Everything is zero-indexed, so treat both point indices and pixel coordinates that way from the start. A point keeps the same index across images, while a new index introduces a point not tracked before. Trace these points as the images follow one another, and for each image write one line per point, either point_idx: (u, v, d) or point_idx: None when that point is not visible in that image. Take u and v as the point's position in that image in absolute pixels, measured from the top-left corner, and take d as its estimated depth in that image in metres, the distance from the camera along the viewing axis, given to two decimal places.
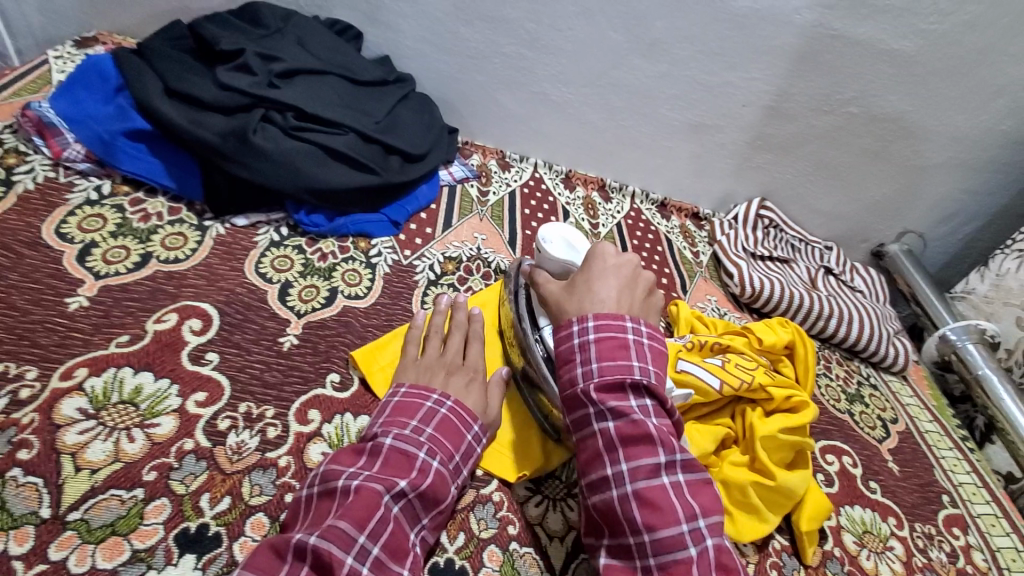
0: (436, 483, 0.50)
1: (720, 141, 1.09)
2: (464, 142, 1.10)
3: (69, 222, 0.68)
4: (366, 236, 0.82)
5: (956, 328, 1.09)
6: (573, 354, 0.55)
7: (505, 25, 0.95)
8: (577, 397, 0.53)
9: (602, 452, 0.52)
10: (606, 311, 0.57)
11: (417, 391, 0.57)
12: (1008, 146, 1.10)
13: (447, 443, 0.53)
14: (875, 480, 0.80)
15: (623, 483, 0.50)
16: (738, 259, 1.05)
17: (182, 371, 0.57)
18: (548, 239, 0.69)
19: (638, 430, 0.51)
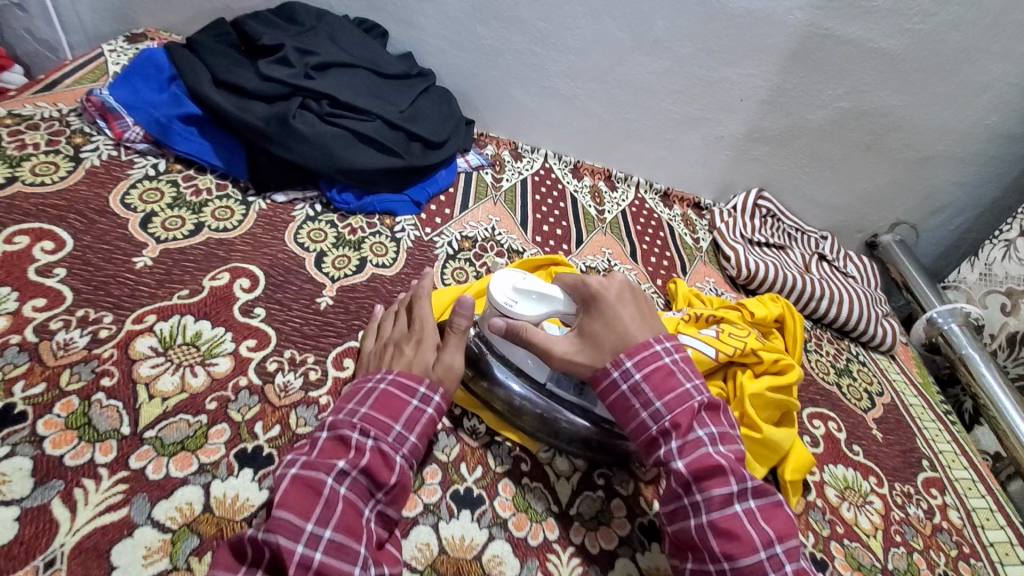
0: (376, 459, 0.53)
1: (719, 134, 1.16)
2: (480, 133, 1.18)
3: (131, 194, 0.76)
4: (391, 214, 0.90)
5: (942, 310, 1.15)
6: (629, 398, 0.58)
7: (519, 24, 1.03)
8: (650, 439, 0.57)
9: (680, 489, 0.54)
10: (637, 347, 0.59)
11: (364, 378, 0.60)
12: (993, 141, 1.16)
13: (384, 419, 0.55)
14: (858, 444, 0.86)
15: (699, 514, 0.53)
16: (735, 244, 1.12)
17: (235, 321, 0.65)
18: (513, 303, 0.62)
19: (712, 465, 0.53)
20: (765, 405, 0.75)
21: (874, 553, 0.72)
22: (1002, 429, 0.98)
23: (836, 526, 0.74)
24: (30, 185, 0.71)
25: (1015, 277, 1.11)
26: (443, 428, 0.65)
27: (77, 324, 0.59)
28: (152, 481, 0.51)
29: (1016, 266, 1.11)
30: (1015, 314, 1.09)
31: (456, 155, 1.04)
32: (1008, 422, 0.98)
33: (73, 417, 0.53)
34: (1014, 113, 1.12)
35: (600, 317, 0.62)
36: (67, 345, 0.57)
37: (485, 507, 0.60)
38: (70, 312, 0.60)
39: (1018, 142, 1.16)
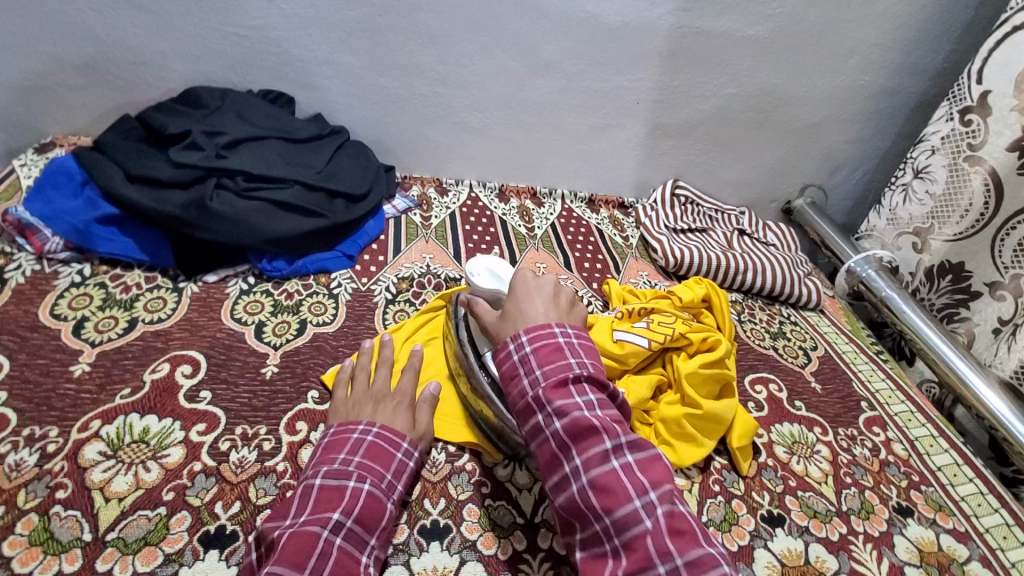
0: (373, 502, 0.56)
1: (626, 137, 1.24)
2: (404, 176, 1.22)
3: (60, 304, 0.77)
4: (325, 271, 0.93)
5: (858, 259, 1.25)
6: (517, 368, 0.60)
7: (418, 70, 1.09)
8: (529, 406, 0.58)
9: (559, 453, 0.55)
10: (535, 325, 0.63)
11: (346, 430, 0.62)
12: (871, 97, 1.27)
13: (375, 467, 0.59)
14: (801, 399, 0.93)
15: (551, 424, 0.55)
16: (661, 238, 1.19)
17: (182, 409, 0.67)
18: (476, 273, 0.87)
19: (584, 425, 0.54)
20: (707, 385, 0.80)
21: (826, 498, 0.78)
22: (932, 359, 1.06)
23: (789, 480, 0.79)
24: None
25: (918, 218, 1.20)
26: None
27: (25, 444, 0.60)
28: None
29: (917, 207, 1.21)
30: (928, 252, 1.18)
31: (381, 203, 1.08)
32: (936, 351, 1.05)
33: (34, 534, 0.53)
34: (883, 70, 1.22)
35: (514, 300, 0.69)
36: (18, 466, 0.58)
37: (454, 535, 0.62)
38: (16, 433, 0.61)
39: (893, 95, 1.27)
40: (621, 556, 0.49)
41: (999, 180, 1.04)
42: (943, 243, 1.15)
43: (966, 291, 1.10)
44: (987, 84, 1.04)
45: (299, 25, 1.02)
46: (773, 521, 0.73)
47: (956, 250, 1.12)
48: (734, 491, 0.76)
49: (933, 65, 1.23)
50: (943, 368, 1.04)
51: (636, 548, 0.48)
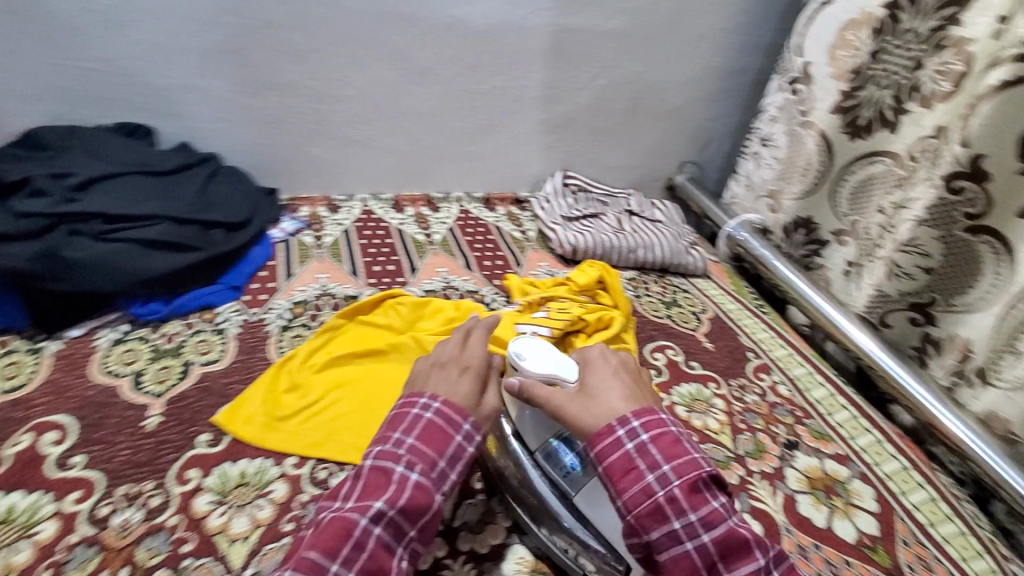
0: (689, 498, 0.53)
1: (577, 132, 1.33)
2: (395, 197, 1.27)
3: (111, 360, 0.76)
4: (351, 297, 0.96)
5: (733, 224, 1.29)
6: (636, 461, 0.55)
7: (371, 74, 1.12)
8: (658, 507, 0.53)
9: (702, 565, 0.52)
10: (641, 410, 0.59)
11: (601, 431, 0.58)
12: (725, 76, 1.35)
13: (677, 465, 0.54)
14: (751, 350, 1.04)
15: (697, 535, 0.52)
16: (615, 219, 1.29)
17: (421, 389, 0.62)
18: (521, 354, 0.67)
19: (736, 537, 0.52)
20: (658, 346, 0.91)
21: (824, 421, 0.91)
22: (801, 302, 1.12)
23: (795, 412, 0.92)
24: (5, 391, 0.70)
25: (769, 181, 1.26)
26: None
27: (126, 503, 0.61)
28: None
29: (768, 171, 1.27)
30: (780, 212, 1.24)
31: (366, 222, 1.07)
32: (805, 298, 1.11)
33: None
34: (728, 52, 1.31)
35: (595, 380, 0.64)
36: (126, 525, 0.59)
37: None
38: (114, 495, 0.61)
39: (743, 73, 1.36)
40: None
41: (829, 141, 1.12)
42: (792, 201, 1.20)
43: (817, 240, 1.16)
44: (808, 56, 1.15)
45: (248, 74, 1.05)
46: (792, 446, 0.85)
47: (804, 206, 1.18)
48: (756, 425, 0.88)
49: (767, 43, 1.32)
50: (812, 310, 1.09)
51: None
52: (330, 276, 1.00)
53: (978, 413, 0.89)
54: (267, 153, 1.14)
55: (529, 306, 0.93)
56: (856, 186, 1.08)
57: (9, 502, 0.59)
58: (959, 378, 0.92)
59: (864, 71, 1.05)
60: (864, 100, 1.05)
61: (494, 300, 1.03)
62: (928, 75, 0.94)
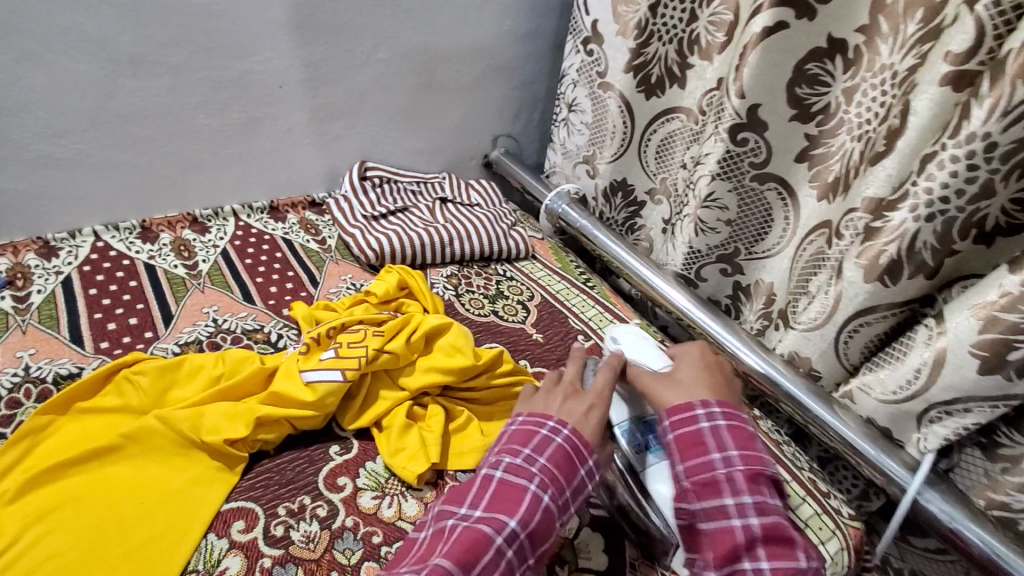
0: (746, 485, 0.58)
1: (367, 118, 1.15)
2: (142, 222, 1.00)
3: None
4: (69, 377, 0.73)
5: (552, 196, 1.22)
6: (701, 436, 0.61)
7: (54, 69, 0.83)
8: (715, 481, 0.58)
9: (744, 550, 0.55)
10: (724, 400, 0.64)
11: (684, 407, 0.64)
12: (521, 40, 1.23)
13: (743, 454, 0.60)
14: (581, 331, 0.98)
15: (745, 516, 0.56)
16: (427, 210, 1.16)
17: (539, 413, 0.62)
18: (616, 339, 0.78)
19: (780, 532, 0.56)
20: (468, 351, 0.75)
21: None
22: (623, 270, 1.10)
23: None
24: None
25: (582, 148, 1.17)
26: (272, 562, 0.58)
27: None
28: None
29: (579, 138, 1.16)
30: (597, 176, 1.16)
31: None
32: (626, 265, 1.08)
33: None
34: (519, 14, 1.19)
35: (685, 367, 0.69)
36: None
37: None
38: None
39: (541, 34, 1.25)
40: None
41: (628, 102, 1.04)
42: (607, 165, 1.13)
43: (634, 203, 1.13)
44: (593, 14, 1.03)
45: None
46: None
47: (618, 168, 1.11)
48: None
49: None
50: (636, 278, 1.07)
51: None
52: (38, 351, 0.75)
53: (783, 355, 0.90)
54: None
55: (317, 343, 0.76)
56: (659, 145, 1.04)
57: None
58: (767, 320, 0.94)
59: (648, 27, 0.96)
60: (653, 57, 0.99)
61: (282, 336, 0.85)
62: (704, 26, 0.92)
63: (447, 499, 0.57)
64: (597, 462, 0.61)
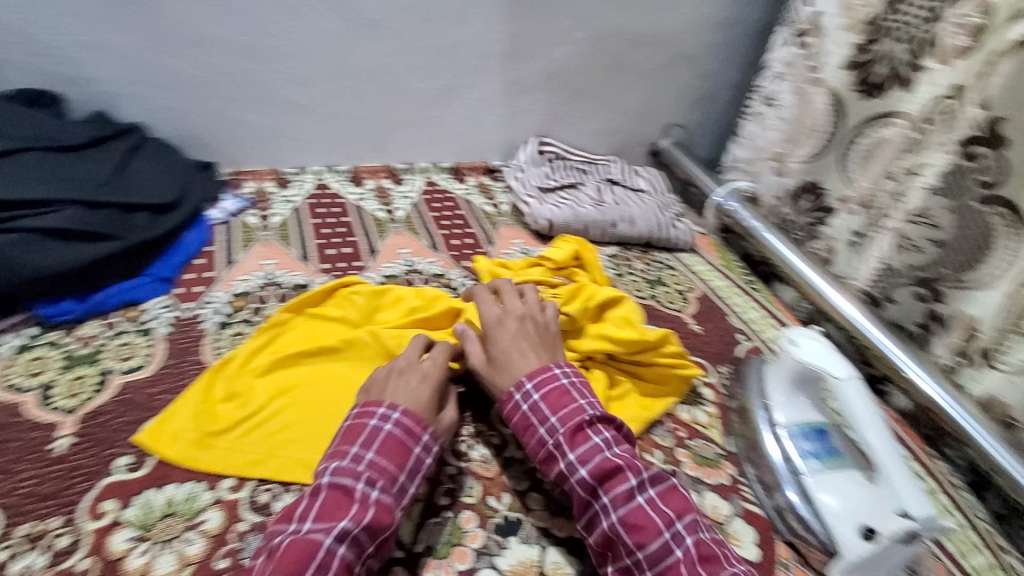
0: (569, 440, 0.59)
1: (553, 95, 1.20)
2: (352, 168, 1.14)
3: (13, 371, 0.66)
4: (302, 286, 0.86)
5: (722, 193, 1.21)
6: (530, 419, 0.62)
7: (312, 26, 0.95)
8: (551, 453, 0.60)
9: (586, 495, 0.57)
10: (535, 368, 0.65)
11: (505, 396, 0.64)
12: (715, 29, 1.23)
13: (563, 415, 0.61)
14: (742, 332, 0.97)
15: (576, 470, 0.58)
16: (596, 189, 1.19)
17: (374, 401, 0.59)
18: (798, 340, 0.76)
19: (609, 464, 0.57)
20: (641, 328, 0.78)
21: None
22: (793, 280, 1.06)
23: None
24: None
25: (775, 144, 1.14)
26: (457, 471, 0.66)
27: (27, 546, 0.52)
28: None
29: (774, 132, 1.15)
30: (787, 174, 1.12)
31: (203, 208, 0.92)
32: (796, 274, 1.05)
33: None
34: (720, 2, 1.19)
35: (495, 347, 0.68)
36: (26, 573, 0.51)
37: (528, 525, 0.62)
38: (9, 536, 0.53)
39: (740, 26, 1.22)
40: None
41: (839, 100, 1.01)
42: (800, 165, 1.09)
43: (823, 209, 1.06)
44: (818, 6, 1.03)
45: (163, 30, 0.89)
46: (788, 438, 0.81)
47: (811, 169, 1.07)
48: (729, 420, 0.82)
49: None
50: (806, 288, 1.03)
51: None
52: (278, 262, 0.89)
53: (977, 396, 0.83)
54: (200, 122, 0.98)
55: None
56: (867, 150, 0.98)
57: None
58: (962, 357, 0.85)
59: (879, 23, 0.93)
60: (879, 56, 0.94)
61: (463, 284, 0.93)
62: (948, 28, 0.84)
63: (274, 522, 0.53)
64: (434, 434, 0.60)
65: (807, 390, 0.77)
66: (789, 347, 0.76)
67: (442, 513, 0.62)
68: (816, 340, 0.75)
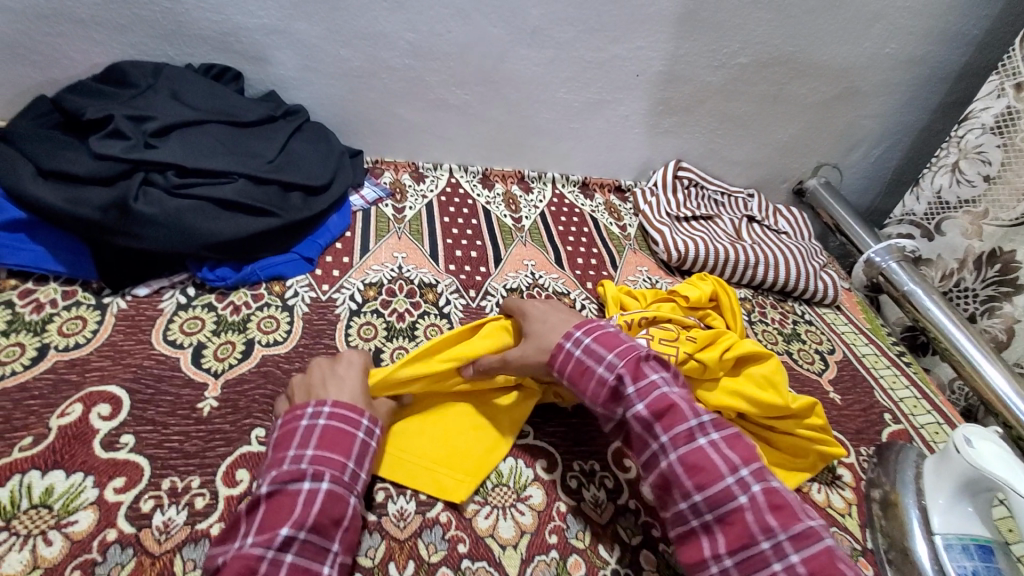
0: (629, 377, 0.59)
1: (701, 119, 1.14)
2: (485, 169, 1.15)
3: (173, 327, 0.71)
4: (429, 285, 0.86)
5: (879, 248, 1.09)
6: (585, 362, 0.61)
7: (476, 30, 0.95)
8: (611, 392, 0.60)
9: (648, 434, 0.57)
10: (582, 323, 0.66)
11: (555, 351, 0.64)
12: (897, 67, 1.11)
13: (620, 354, 0.61)
14: (888, 410, 0.86)
15: (636, 405, 0.58)
16: (733, 226, 1.12)
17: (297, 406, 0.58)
18: (972, 439, 0.65)
19: (671, 403, 0.57)
20: (785, 393, 0.70)
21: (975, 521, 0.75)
22: (956, 359, 0.94)
23: None
24: (64, 351, 0.65)
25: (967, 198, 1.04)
26: (566, 509, 0.63)
27: (169, 500, 0.55)
28: None
29: (968, 189, 1.04)
30: (977, 237, 1.04)
31: (347, 193, 0.96)
32: (962, 352, 0.93)
33: None
34: (911, 38, 1.07)
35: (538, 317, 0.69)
36: (166, 527, 0.53)
37: None
38: (155, 487, 0.55)
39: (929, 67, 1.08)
40: (715, 532, 0.52)
41: None
42: (998, 228, 1.00)
43: (1010, 283, 0.98)
44: None
45: (341, 21, 0.91)
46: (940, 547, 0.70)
47: (1009, 235, 0.99)
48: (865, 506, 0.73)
49: (963, 31, 1.07)
50: (970, 374, 0.92)
51: (735, 522, 0.51)
52: (408, 256, 0.91)
53: None
54: (356, 112, 1.03)
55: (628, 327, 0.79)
56: None
57: (50, 482, 0.54)
58: None
59: None
60: None
61: (585, 307, 0.90)
62: None
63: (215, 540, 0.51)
64: (373, 418, 0.59)
65: (975, 499, 0.66)
66: (964, 448, 0.65)
67: (549, 552, 0.59)
68: (995, 445, 0.64)
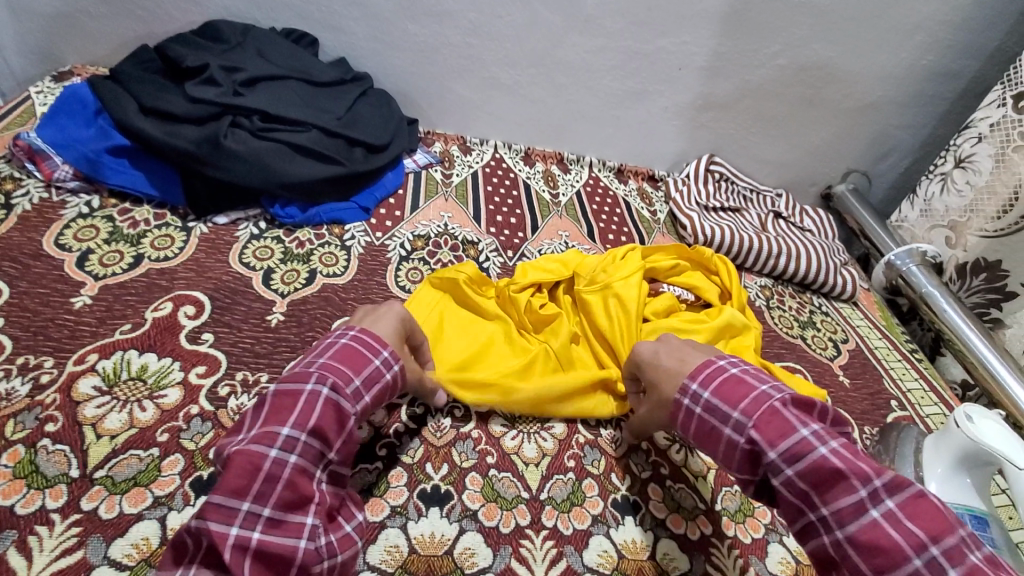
0: (764, 432, 0.47)
1: (737, 115, 1.19)
2: (528, 149, 1.22)
3: (247, 252, 0.80)
4: (471, 242, 0.94)
5: (899, 252, 1.13)
6: (708, 420, 0.51)
7: (534, 14, 1.02)
8: (744, 454, 0.48)
9: (801, 504, 0.45)
10: (697, 368, 0.54)
11: (672, 408, 0.55)
12: (934, 79, 1.15)
13: (747, 405, 0.49)
14: (895, 398, 0.90)
15: (779, 471, 0.46)
16: (758, 219, 1.18)
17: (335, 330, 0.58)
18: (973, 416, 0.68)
19: (823, 466, 0.44)
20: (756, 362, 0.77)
21: None
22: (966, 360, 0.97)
23: None
24: (156, 261, 0.74)
25: (954, 211, 1.09)
26: (585, 441, 0.69)
27: (242, 388, 0.63)
28: (375, 522, 0.56)
29: (954, 199, 1.09)
30: (962, 248, 1.08)
31: (402, 156, 1.04)
32: (975, 354, 0.96)
33: None
34: (948, 51, 1.11)
35: (650, 367, 0.60)
36: (239, 410, 0.61)
37: (644, 511, 0.63)
38: (231, 376, 0.64)
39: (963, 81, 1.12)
40: None
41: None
42: (979, 239, 1.05)
43: (999, 291, 1.01)
44: None
45: None
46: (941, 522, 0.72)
47: (992, 247, 1.03)
48: None
49: (1000, 48, 1.10)
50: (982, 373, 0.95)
51: None
52: (453, 216, 0.99)
53: None
54: (414, 84, 1.11)
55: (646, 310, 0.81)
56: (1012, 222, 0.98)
57: (145, 361, 0.62)
58: None
59: None
60: None
61: None
62: None
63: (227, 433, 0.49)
64: (396, 353, 0.55)
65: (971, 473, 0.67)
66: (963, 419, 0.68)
67: (566, 473, 0.65)
68: (993, 420, 0.68)
